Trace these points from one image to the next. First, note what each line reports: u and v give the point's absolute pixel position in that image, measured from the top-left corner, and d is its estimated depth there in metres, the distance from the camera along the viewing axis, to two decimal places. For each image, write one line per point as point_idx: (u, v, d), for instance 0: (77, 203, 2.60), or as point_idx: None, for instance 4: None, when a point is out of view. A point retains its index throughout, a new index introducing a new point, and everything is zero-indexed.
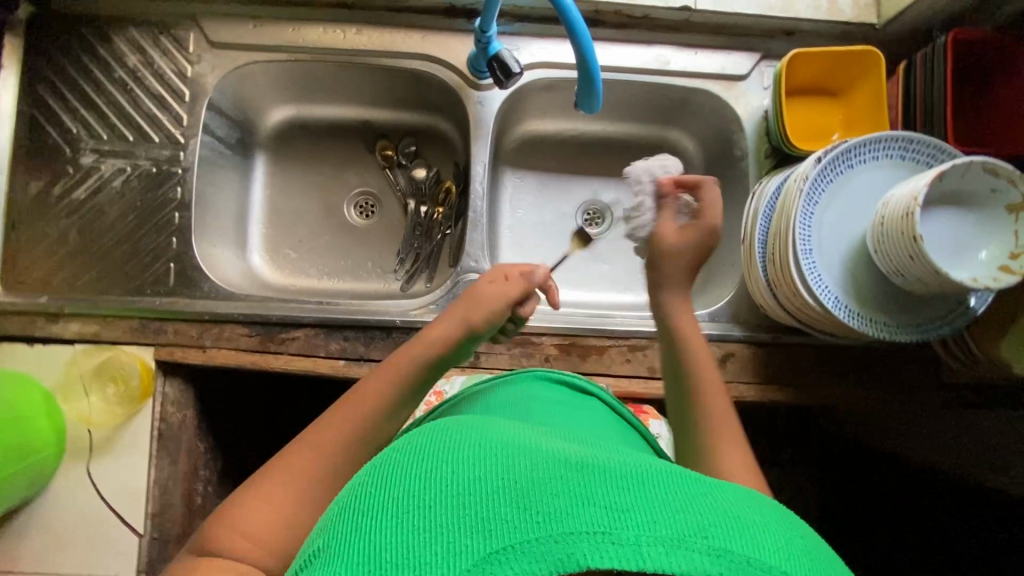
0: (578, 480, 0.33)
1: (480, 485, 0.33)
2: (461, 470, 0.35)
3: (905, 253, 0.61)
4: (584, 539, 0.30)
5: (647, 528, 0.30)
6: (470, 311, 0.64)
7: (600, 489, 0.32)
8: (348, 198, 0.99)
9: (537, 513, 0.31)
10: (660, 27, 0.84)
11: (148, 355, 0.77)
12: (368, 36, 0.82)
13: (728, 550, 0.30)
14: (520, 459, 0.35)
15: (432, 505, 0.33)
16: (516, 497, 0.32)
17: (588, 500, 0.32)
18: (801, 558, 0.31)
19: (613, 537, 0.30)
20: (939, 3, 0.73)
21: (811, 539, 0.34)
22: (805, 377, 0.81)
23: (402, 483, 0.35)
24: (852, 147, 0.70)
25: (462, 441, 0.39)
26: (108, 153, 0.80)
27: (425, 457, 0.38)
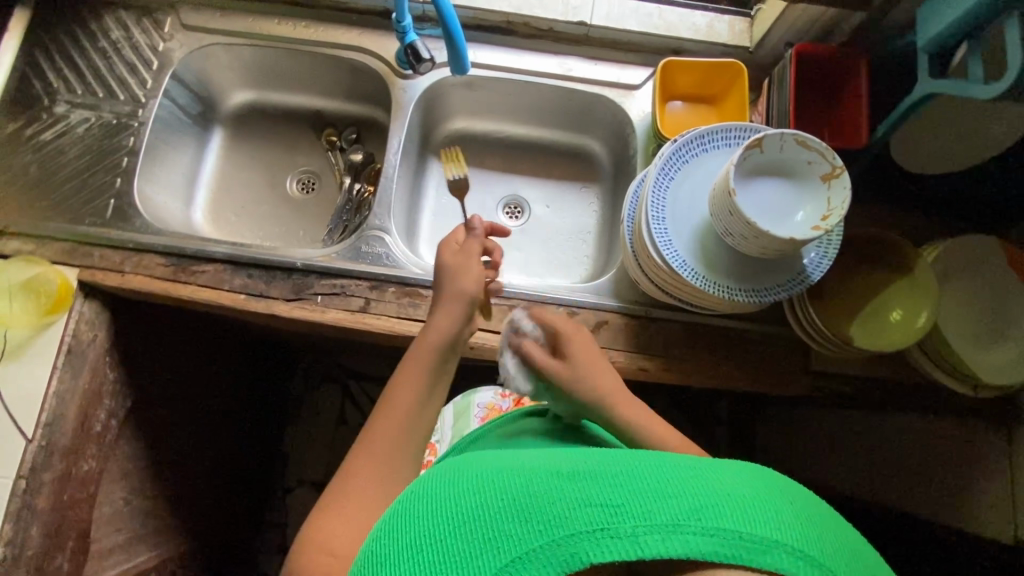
0: (573, 484, 0.37)
1: (483, 510, 0.38)
2: (470, 498, 0.40)
3: (727, 211, 0.68)
4: (586, 538, 0.34)
5: (643, 520, 0.34)
6: (454, 294, 0.69)
7: (594, 489, 0.36)
8: (292, 175, 1.10)
9: (540, 522, 0.36)
10: (564, 40, 0.97)
11: (71, 274, 0.85)
12: (314, 30, 0.97)
13: (721, 527, 0.33)
14: (516, 479, 0.40)
15: (446, 536, 0.38)
16: (518, 512, 0.37)
17: (586, 502, 0.36)
18: (790, 525, 0.35)
19: (610, 532, 0.34)
20: (793, 25, 0.84)
21: (809, 508, 0.37)
22: (678, 352, 0.85)
23: (416, 519, 0.41)
24: (705, 133, 0.78)
25: (474, 472, 0.44)
26: (78, 105, 0.93)
27: (439, 491, 0.43)
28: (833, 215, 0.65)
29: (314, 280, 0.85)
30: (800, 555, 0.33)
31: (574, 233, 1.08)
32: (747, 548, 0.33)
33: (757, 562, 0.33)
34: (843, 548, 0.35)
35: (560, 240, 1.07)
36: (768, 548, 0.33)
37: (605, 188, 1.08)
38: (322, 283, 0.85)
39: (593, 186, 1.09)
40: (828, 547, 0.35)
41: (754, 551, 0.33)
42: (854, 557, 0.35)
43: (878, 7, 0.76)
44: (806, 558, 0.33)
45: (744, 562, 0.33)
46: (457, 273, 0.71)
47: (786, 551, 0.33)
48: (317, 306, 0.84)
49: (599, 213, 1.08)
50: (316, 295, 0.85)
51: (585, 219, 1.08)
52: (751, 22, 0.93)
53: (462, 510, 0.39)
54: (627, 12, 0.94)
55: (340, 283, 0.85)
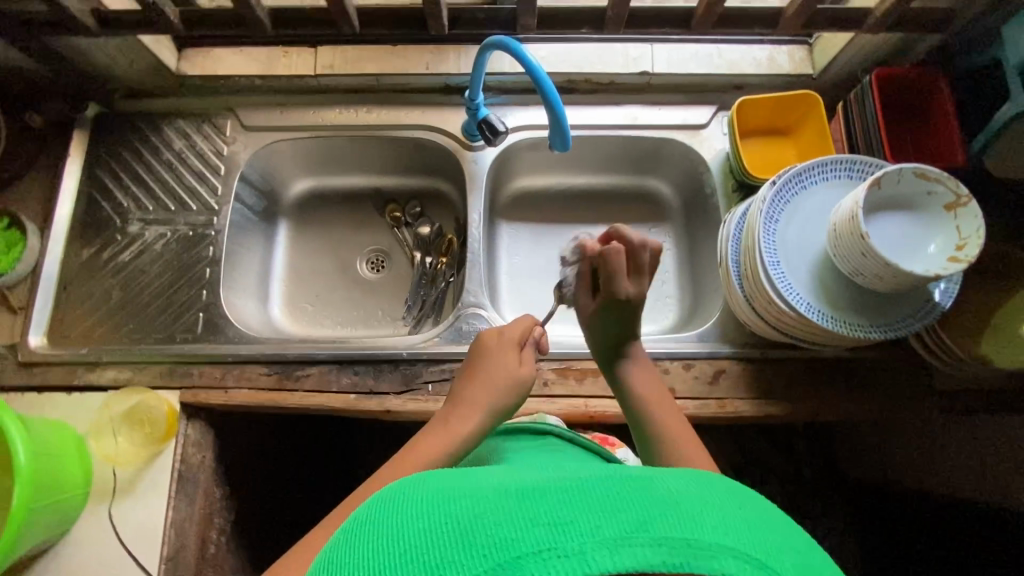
0: (517, 505, 0.31)
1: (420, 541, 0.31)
2: (403, 531, 0.32)
3: (858, 252, 0.67)
4: (533, 562, 0.28)
5: (591, 535, 0.28)
6: (487, 401, 0.65)
7: (541, 506, 0.30)
8: (361, 256, 1.09)
9: (478, 549, 0.29)
10: (626, 90, 0.97)
11: (174, 398, 0.83)
12: (377, 114, 0.97)
13: (668, 536, 0.28)
14: (457, 505, 0.33)
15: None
16: (457, 541, 0.30)
17: (531, 521, 0.29)
18: (739, 527, 0.30)
19: (558, 552, 0.28)
20: (863, 50, 0.85)
21: (752, 504, 0.33)
22: (800, 390, 0.84)
23: (346, 560, 0.32)
24: (802, 171, 0.78)
25: (408, 497, 0.36)
26: (152, 221, 0.92)
27: (367, 526, 0.34)
28: (968, 243, 0.65)
29: (422, 369, 0.83)
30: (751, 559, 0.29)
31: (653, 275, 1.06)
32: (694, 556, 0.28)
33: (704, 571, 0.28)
34: (787, 548, 0.31)
35: None
36: (716, 554, 0.28)
37: (677, 226, 1.08)
38: (431, 371, 0.83)
39: (663, 225, 1.09)
40: (779, 548, 0.30)
41: (702, 558, 0.28)
42: (803, 554, 0.31)
43: (958, 27, 0.76)
44: (755, 563, 0.29)
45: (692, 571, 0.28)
46: (502, 378, 0.67)
47: (733, 556, 0.28)
48: (429, 395, 0.82)
49: (675, 251, 1.07)
50: (427, 384, 0.83)
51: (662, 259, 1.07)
52: (811, 50, 0.93)
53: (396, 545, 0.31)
54: (687, 55, 0.94)
55: (449, 368, 0.83)
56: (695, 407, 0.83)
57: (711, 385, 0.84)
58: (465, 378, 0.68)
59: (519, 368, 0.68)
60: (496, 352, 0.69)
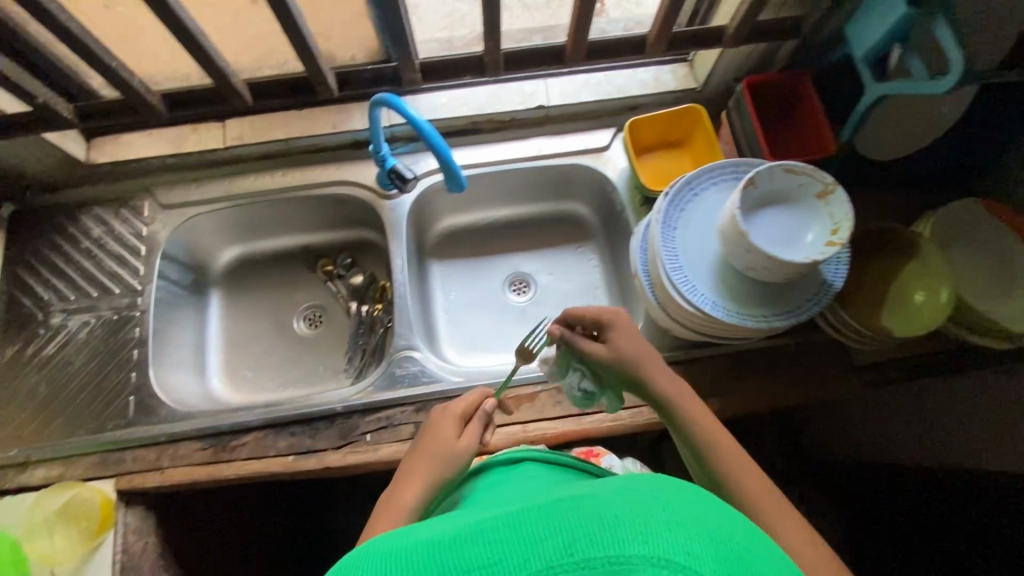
0: (449, 554, 0.32)
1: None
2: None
3: (744, 249, 0.71)
4: None
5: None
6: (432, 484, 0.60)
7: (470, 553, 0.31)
8: (297, 313, 1.09)
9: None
10: (528, 124, 1.02)
11: (109, 486, 0.81)
12: (292, 176, 1.00)
13: (592, 558, 0.29)
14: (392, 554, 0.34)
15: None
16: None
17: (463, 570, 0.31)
18: (667, 530, 0.30)
19: None
20: (733, 62, 0.91)
21: (687, 503, 0.33)
22: (729, 385, 0.86)
23: None
24: (691, 179, 0.82)
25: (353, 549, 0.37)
26: (75, 311, 0.92)
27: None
28: (840, 228, 0.70)
29: (359, 419, 0.84)
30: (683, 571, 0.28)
31: (584, 292, 1.10)
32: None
33: None
34: (723, 541, 0.31)
35: (574, 303, 1.09)
36: (641, 568, 0.28)
37: (600, 243, 1.12)
38: (368, 421, 0.84)
39: (588, 244, 1.13)
40: (713, 548, 0.30)
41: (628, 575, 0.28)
42: (739, 548, 0.31)
43: (808, 31, 0.83)
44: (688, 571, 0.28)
45: None
46: (444, 455, 0.62)
47: (660, 567, 0.28)
48: (368, 445, 0.82)
49: (603, 267, 1.11)
50: (365, 434, 0.83)
51: (591, 276, 1.11)
52: (691, 66, 1.00)
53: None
54: (578, 85, 1.00)
55: (385, 415, 0.84)
56: (631, 417, 0.85)
57: None
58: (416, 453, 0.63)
59: (459, 437, 0.65)
60: (446, 431, 0.65)
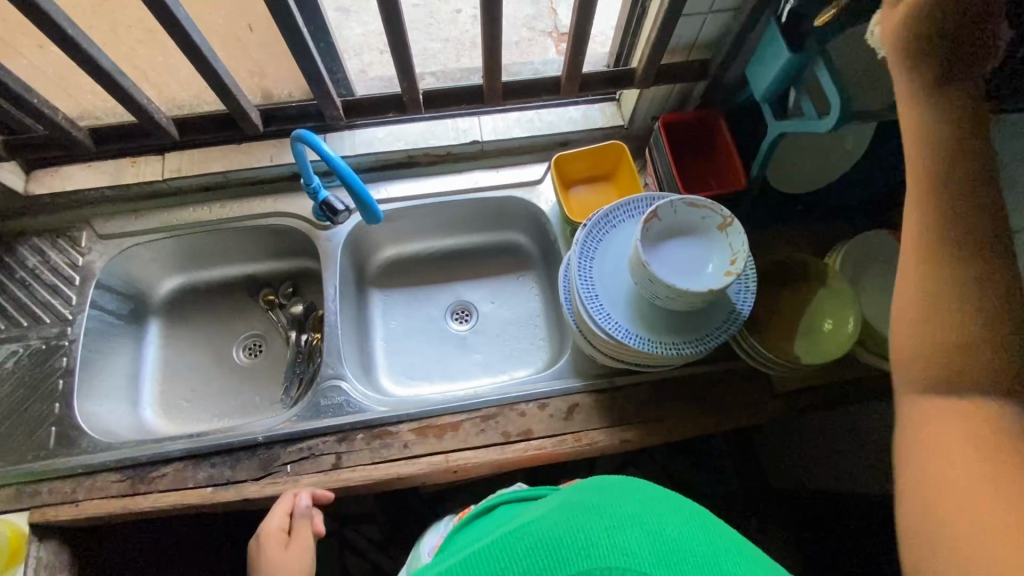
0: None
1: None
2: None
3: (648, 279, 0.73)
4: None
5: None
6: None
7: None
8: (237, 343, 1.10)
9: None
10: (463, 158, 1.05)
11: (21, 520, 0.80)
12: (232, 208, 1.02)
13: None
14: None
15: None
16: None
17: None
18: (595, 540, 0.43)
19: None
20: (653, 101, 0.96)
21: (621, 506, 0.46)
22: (652, 413, 0.87)
23: None
24: (608, 211, 0.85)
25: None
26: (3, 340, 0.92)
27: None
28: (738, 259, 0.72)
29: (280, 450, 0.84)
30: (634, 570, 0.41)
31: (523, 321, 1.11)
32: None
33: None
34: (638, 530, 0.44)
35: (513, 331, 1.11)
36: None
37: (539, 272, 1.14)
38: (289, 451, 0.84)
39: (528, 273, 1.15)
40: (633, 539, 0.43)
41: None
42: (655, 530, 0.44)
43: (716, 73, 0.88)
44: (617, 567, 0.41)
45: None
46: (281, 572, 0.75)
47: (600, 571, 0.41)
48: (288, 476, 0.82)
49: (542, 296, 1.13)
50: (286, 465, 0.83)
51: (530, 304, 1.13)
52: (619, 104, 1.04)
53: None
54: (511, 122, 1.04)
55: (308, 445, 0.84)
56: (553, 445, 0.85)
57: (566, 421, 0.87)
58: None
59: (288, 550, 0.76)
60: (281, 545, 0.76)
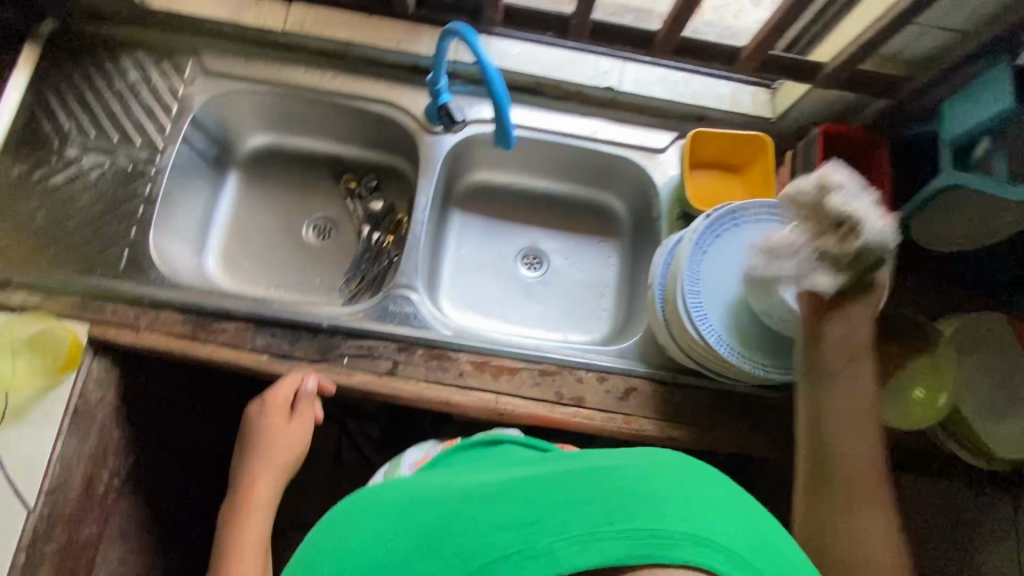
0: (486, 511, 0.44)
1: (430, 548, 0.43)
2: (414, 536, 0.46)
3: (767, 294, 0.70)
4: (505, 561, 0.39)
5: (558, 534, 0.39)
6: (283, 460, 0.77)
7: (514, 512, 0.42)
8: (308, 220, 1.08)
9: (466, 553, 0.41)
10: (592, 101, 0.98)
11: (82, 330, 0.81)
12: (342, 82, 0.96)
13: (629, 531, 0.38)
14: (455, 511, 0.46)
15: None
16: (450, 547, 0.42)
17: (502, 527, 0.41)
18: (696, 509, 0.40)
19: (529, 549, 0.39)
20: (817, 103, 0.88)
21: (704, 487, 0.43)
22: (705, 419, 0.86)
23: (368, 548, 0.49)
24: (737, 208, 0.80)
25: (417, 503, 0.51)
26: (91, 149, 0.90)
27: (380, 536, 0.49)
28: None
29: (341, 341, 0.83)
30: (705, 541, 0.38)
31: (592, 286, 1.08)
32: (649, 544, 0.38)
33: (668, 557, 0.37)
34: (744, 521, 0.40)
35: (579, 294, 1.08)
36: (677, 543, 0.37)
37: (624, 242, 1.10)
38: (349, 345, 0.83)
39: (611, 240, 1.10)
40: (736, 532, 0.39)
41: (665, 547, 0.37)
42: (752, 520, 0.41)
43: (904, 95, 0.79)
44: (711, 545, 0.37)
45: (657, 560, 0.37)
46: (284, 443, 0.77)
47: (693, 540, 0.37)
48: (342, 368, 0.82)
49: (618, 267, 1.09)
50: (342, 357, 0.83)
51: (604, 272, 1.09)
52: (773, 94, 0.96)
53: (408, 552, 0.45)
54: (655, 79, 0.96)
55: (368, 344, 0.84)
56: (602, 420, 0.85)
57: (620, 401, 0.86)
58: (243, 447, 0.78)
59: (290, 422, 0.78)
60: (281, 422, 0.77)
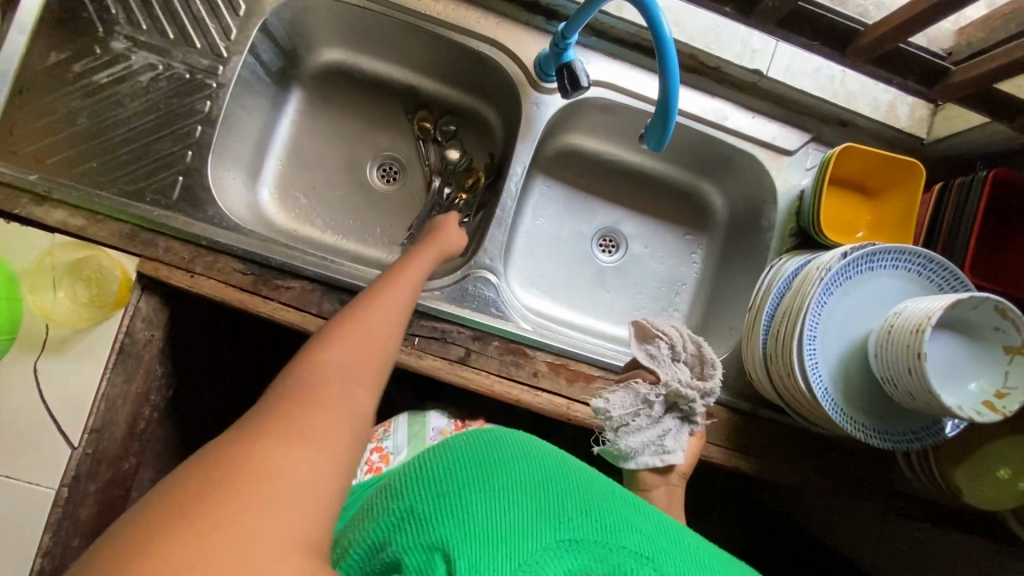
0: (613, 514, 0.49)
1: (568, 498, 0.49)
2: (547, 476, 0.51)
3: (904, 365, 0.63)
4: (626, 557, 0.46)
5: (670, 560, 0.48)
6: (417, 284, 0.64)
7: (641, 522, 0.50)
8: (374, 159, 0.96)
9: (601, 526, 0.48)
10: (728, 83, 0.84)
11: (131, 265, 0.72)
12: (444, 6, 0.81)
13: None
14: (587, 485, 0.52)
15: (531, 495, 0.48)
16: (587, 512, 0.49)
17: (634, 527, 0.49)
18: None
19: (645, 560, 0.47)
20: (989, 138, 0.76)
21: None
22: (775, 455, 0.83)
23: (479, 467, 0.50)
24: (878, 251, 0.72)
25: (537, 447, 0.55)
26: (142, 44, 0.76)
27: (499, 451, 0.52)
28: (1010, 395, 0.62)
29: (413, 319, 0.76)
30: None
31: (669, 283, 1.00)
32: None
33: None
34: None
35: (654, 289, 1.00)
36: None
37: (713, 241, 1.00)
38: (421, 324, 0.76)
39: (700, 236, 1.01)
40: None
41: None
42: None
43: None
44: None
45: None
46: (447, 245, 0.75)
47: None
48: (412, 349, 0.76)
49: (701, 267, 1.00)
50: (413, 337, 0.76)
51: (685, 269, 1.01)
52: (934, 113, 0.84)
53: (545, 483, 0.50)
54: (807, 69, 0.82)
55: (441, 327, 0.77)
56: None
57: None
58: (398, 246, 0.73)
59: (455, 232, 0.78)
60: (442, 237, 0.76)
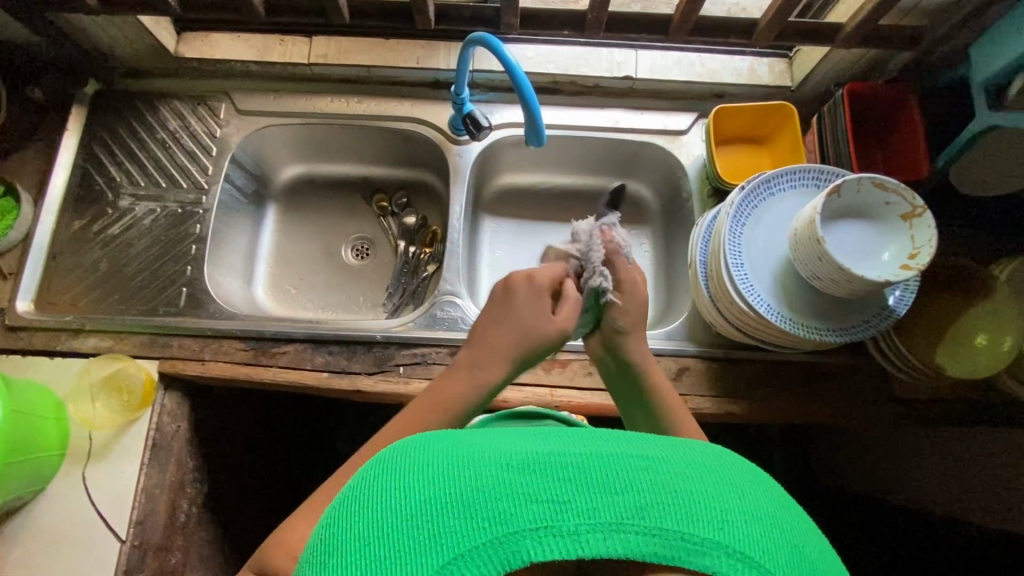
0: (517, 477, 0.33)
1: (434, 502, 0.33)
2: (405, 485, 0.34)
3: (814, 256, 0.69)
4: (527, 537, 0.31)
5: (588, 518, 0.31)
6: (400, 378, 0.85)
7: (542, 484, 0.32)
8: (347, 242, 1.11)
9: (482, 518, 0.32)
10: (610, 93, 1.00)
11: (153, 367, 0.85)
12: (367, 104, 1.00)
13: (664, 529, 0.31)
14: (466, 458, 0.34)
15: (387, 528, 0.33)
16: (460, 505, 0.32)
17: (530, 497, 0.32)
18: (739, 520, 0.33)
19: (556, 530, 0.31)
20: (836, 67, 0.88)
21: (764, 497, 0.35)
22: (762, 391, 0.85)
23: (354, 502, 0.35)
24: (770, 178, 0.80)
25: (404, 448, 0.38)
26: (143, 197, 0.96)
27: (380, 471, 0.37)
28: (920, 253, 0.67)
29: (395, 351, 0.86)
30: (748, 560, 0.32)
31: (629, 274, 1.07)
32: (686, 551, 0.31)
33: (694, 565, 0.31)
34: (761, 503, 0.34)
35: None
36: (709, 551, 0.31)
37: (655, 227, 1.08)
38: (403, 354, 0.86)
39: (642, 227, 1.09)
40: (772, 545, 0.32)
41: (692, 554, 0.31)
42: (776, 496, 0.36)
43: (927, 45, 0.79)
44: (750, 563, 0.31)
45: (682, 564, 0.31)
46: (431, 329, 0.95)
47: (726, 553, 0.31)
48: (400, 377, 0.84)
49: (652, 253, 1.08)
50: (398, 366, 0.85)
51: (640, 259, 1.08)
52: (791, 63, 0.96)
53: (404, 500, 0.33)
54: (669, 62, 0.97)
55: (421, 351, 0.86)
56: None
57: (675, 381, 0.86)
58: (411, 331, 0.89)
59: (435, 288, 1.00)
60: (518, 297, 0.67)
